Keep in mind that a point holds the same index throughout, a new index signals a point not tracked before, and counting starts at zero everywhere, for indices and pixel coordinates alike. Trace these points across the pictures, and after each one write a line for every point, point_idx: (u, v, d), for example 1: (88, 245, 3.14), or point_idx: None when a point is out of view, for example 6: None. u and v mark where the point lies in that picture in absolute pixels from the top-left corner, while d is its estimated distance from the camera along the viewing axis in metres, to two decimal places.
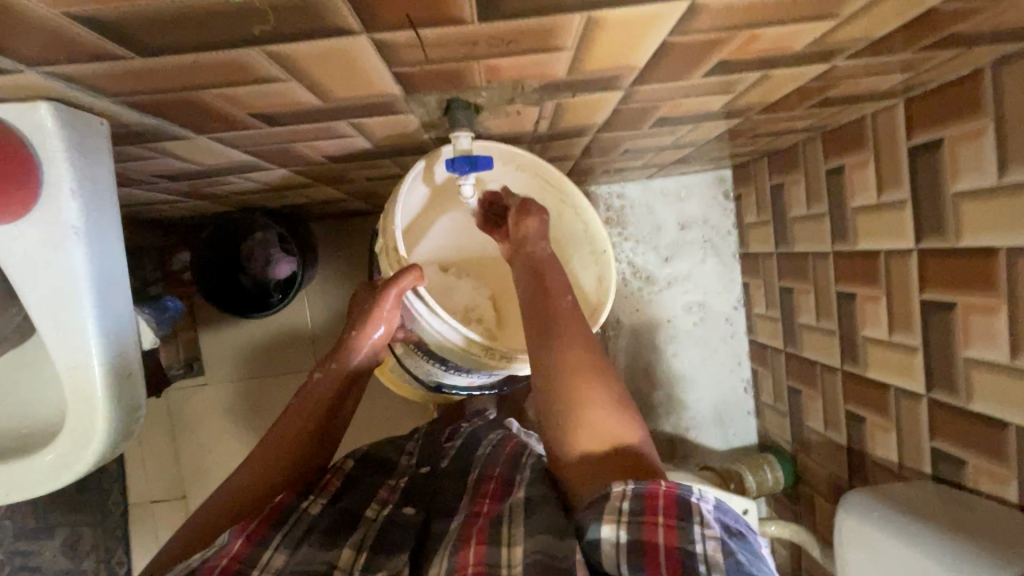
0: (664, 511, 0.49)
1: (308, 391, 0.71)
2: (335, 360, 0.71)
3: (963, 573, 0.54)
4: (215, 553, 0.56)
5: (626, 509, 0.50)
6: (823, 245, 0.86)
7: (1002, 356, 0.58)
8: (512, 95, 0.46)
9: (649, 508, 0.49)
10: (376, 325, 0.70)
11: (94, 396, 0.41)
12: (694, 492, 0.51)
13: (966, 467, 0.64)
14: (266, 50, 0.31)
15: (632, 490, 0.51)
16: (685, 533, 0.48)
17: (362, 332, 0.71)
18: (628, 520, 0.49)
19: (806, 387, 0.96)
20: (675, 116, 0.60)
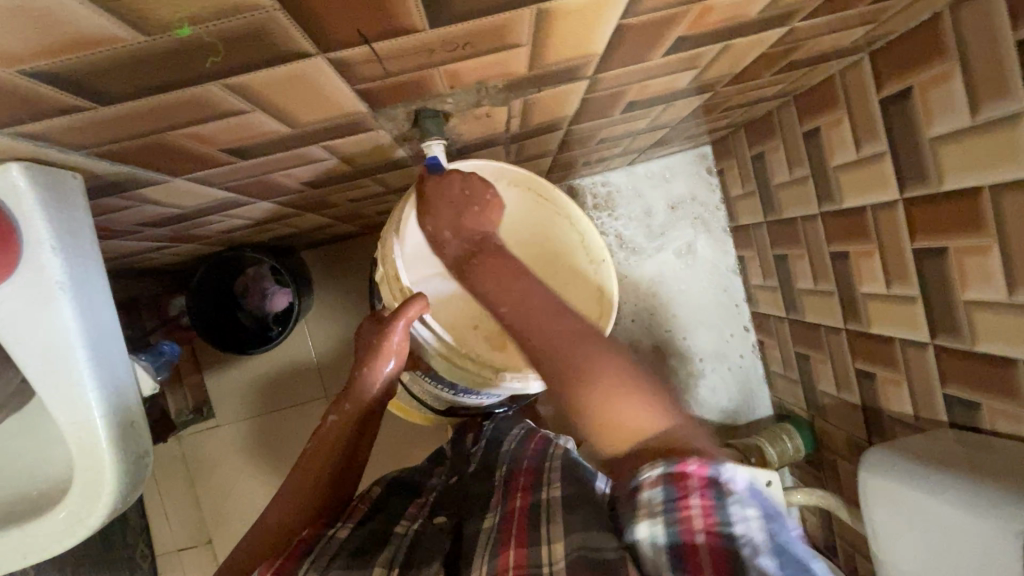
0: (698, 492, 0.50)
1: (323, 434, 0.69)
2: (345, 402, 0.68)
3: (988, 516, 0.53)
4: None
5: (659, 498, 0.50)
6: (810, 207, 0.87)
7: (999, 294, 0.58)
8: (478, 98, 0.46)
9: (682, 492, 0.50)
10: (381, 359, 0.67)
11: (99, 447, 0.41)
12: (725, 470, 0.52)
13: (980, 410, 0.64)
14: (224, 84, 0.31)
15: (660, 477, 0.51)
16: (723, 515, 0.49)
17: (372, 367, 0.67)
18: (664, 509, 0.50)
19: (814, 351, 0.96)
20: (644, 98, 0.60)
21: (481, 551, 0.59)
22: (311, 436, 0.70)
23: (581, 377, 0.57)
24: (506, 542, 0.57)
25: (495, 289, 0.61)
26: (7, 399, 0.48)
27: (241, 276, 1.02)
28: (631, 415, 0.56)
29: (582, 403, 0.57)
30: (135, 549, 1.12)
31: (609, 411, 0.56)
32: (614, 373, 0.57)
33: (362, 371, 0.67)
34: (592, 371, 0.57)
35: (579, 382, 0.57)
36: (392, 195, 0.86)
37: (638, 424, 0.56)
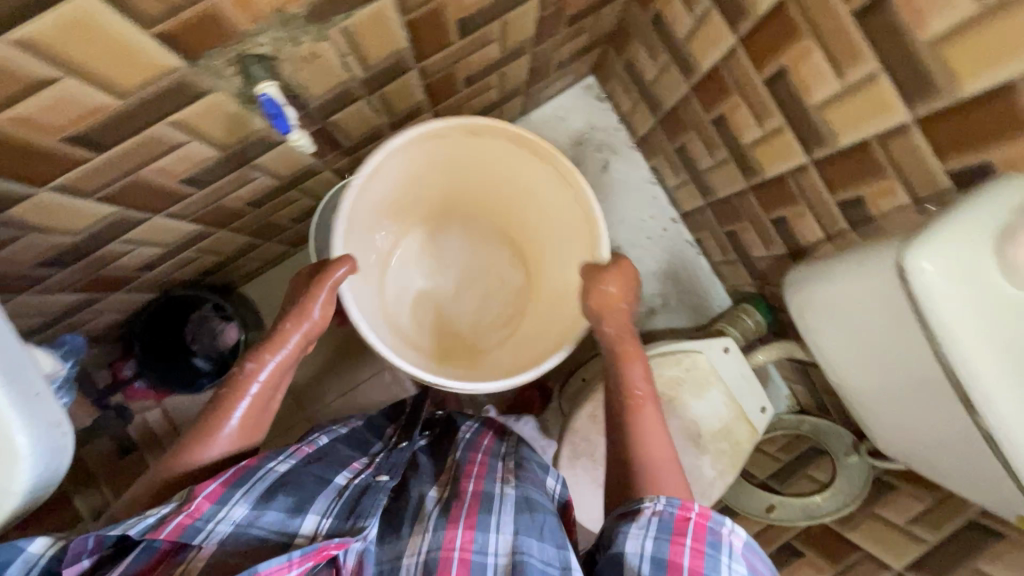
0: (694, 537, 0.56)
1: (242, 380, 0.67)
2: (269, 351, 0.69)
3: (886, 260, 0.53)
4: (172, 510, 0.57)
5: (654, 526, 0.57)
6: (681, 88, 0.91)
7: (832, 85, 0.62)
8: (291, 33, 0.50)
9: (678, 531, 0.57)
10: (308, 311, 0.71)
11: (7, 422, 0.39)
12: (727, 523, 0.57)
13: (864, 200, 0.68)
14: (12, 40, 0.35)
15: (662, 511, 0.58)
16: (713, 561, 0.55)
17: (296, 322, 0.71)
18: (657, 537, 0.56)
19: (736, 222, 1.00)
20: (469, 13, 0.65)
21: (422, 527, 0.63)
22: (223, 382, 0.67)
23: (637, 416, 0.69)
24: (454, 518, 0.62)
25: (635, 375, 0.72)
26: None
27: (186, 324, 1.03)
28: (675, 485, 0.63)
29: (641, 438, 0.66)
30: None
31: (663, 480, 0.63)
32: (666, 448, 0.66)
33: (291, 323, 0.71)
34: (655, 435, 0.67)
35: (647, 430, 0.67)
36: (298, 195, 0.88)
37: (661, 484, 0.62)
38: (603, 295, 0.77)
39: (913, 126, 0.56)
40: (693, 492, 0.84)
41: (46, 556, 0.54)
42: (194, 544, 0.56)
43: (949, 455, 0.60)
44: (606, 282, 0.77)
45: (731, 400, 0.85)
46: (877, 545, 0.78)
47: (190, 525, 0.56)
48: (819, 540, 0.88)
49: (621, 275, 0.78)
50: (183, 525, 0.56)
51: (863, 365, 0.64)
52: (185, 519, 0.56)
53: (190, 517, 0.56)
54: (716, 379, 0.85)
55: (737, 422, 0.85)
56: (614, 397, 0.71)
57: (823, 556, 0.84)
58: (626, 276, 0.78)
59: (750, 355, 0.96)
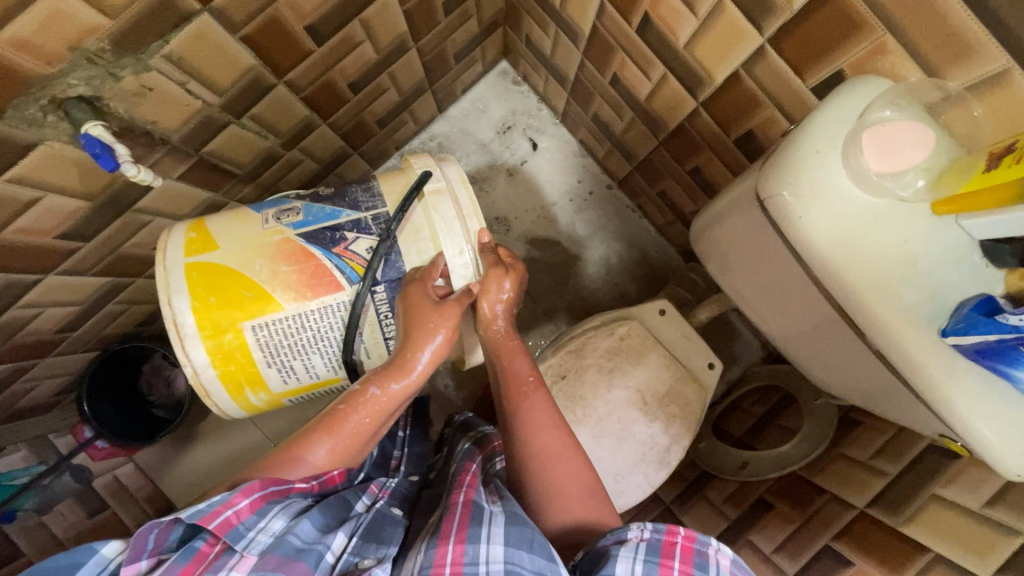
0: (680, 560, 0.52)
1: (357, 402, 0.61)
2: (395, 378, 0.63)
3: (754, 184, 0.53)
4: (221, 506, 0.51)
5: (644, 549, 0.52)
6: (575, 55, 0.89)
7: (691, 22, 0.60)
8: (105, 70, 0.49)
9: (666, 554, 0.52)
10: (432, 335, 0.64)
11: None
12: (712, 543, 0.53)
13: (755, 134, 0.65)
14: None
15: (651, 537, 0.53)
16: None
17: (419, 343, 0.63)
18: (645, 560, 0.51)
19: (661, 180, 0.97)
20: (315, 18, 0.64)
21: (423, 541, 0.57)
22: (344, 397, 0.62)
23: (525, 393, 0.67)
24: (446, 532, 0.55)
25: (515, 364, 0.69)
26: None
27: (142, 374, 1.05)
28: (576, 503, 0.62)
29: (530, 417, 0.65)
30: None
31: (570, 499, 0.62)
32: (558, 438, 0.64)
33: (416, 345, 0.63)
34: (543, 417, 0.65)
35: (530, 406, 0.66)
36: None
37: (576, 489, 0.62)
38: (489, 296, 0.70)
39: (767, 48, 0.54)
40: (651, 462, 0.82)
41: (116, 561, 0.50)
42: (237, 549, 0.50)
43: (870, 388, 0.57)
44: (494, 281, 0.69)
45: (674, 362, 0.83)
46: (845, 486, 0.76)
47: (233, 528, 0.51)
48: (792, 489, 0.85)
49: (517, 282, 0.72)
50: (228, 524, 0.50)
51: (780, 318, 0.62)
52: (231, 517, 0.51)
53: (236, 518, 0.51)
54: (653, 341, 0.83)
55: (685, 383, 0.83)
56: (504, 392, 0.68)
57: (794, 506, 0.81)
58: (515, 291, 0.71)
59: (695, 313, 0.94)
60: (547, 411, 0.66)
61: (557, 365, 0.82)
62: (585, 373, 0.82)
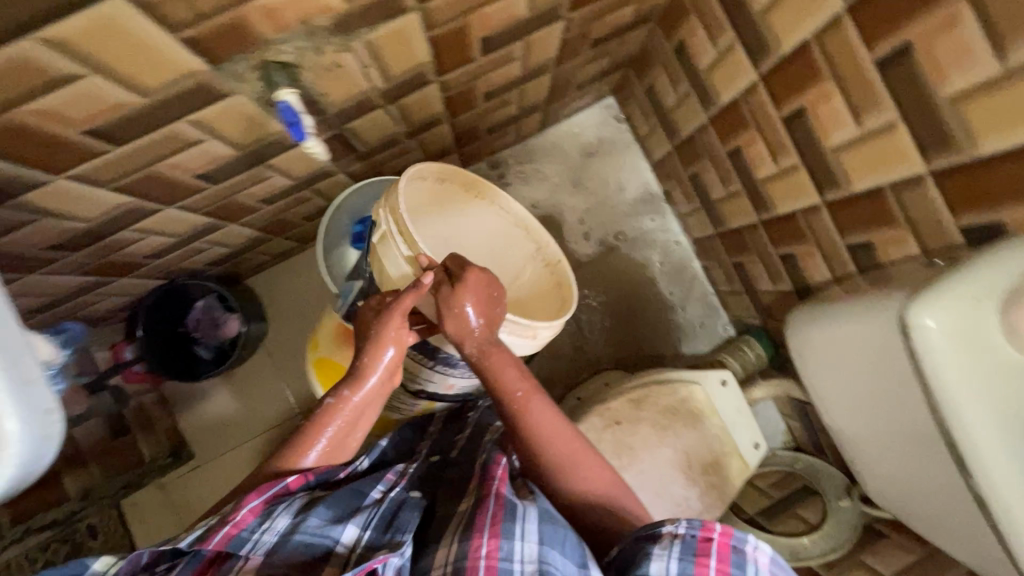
0: (718, 558, 0.54)
1: (330, 411, 0.67)
2: (351, 386, 0.67)
3: (869, 312, 0.55)
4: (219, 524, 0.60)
5: (678, 547, 0.54)
6: (699, 117, 0.91)
7: (852, 131, 0.62)
8: (315, 44, 0.50)
9: (701, 552, 0.54)
10: (383, 347, 0.67)
11: None
12: (750, 540, 0.55)
13: (875, 247, 0.67)
14: (43, 40, 0.36)
15: (685, 534, 0.55)
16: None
17: (372, 357, 0.68)
18: (680, 554, 0.54)
19: (744, 254, 1.00)
20: (493, 32, 0.66)
21: (450, 533, 0.62)
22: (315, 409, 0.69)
23: (523, 400, 0.67)
24: (479, 526, 0.59)
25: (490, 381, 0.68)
26: None
27: (190, 313, 1.04)
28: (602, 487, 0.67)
29: (534, 425, 0.67)
30: None
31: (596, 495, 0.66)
32: (567, 438, 0.67)
33: (364, 356, 0.68)
34: (545, 424, 0.67)
35: (529, 415, 0.67)
36: (310, 195, 0.89)
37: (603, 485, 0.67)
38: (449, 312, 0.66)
39: (927, 179, 0.56)
40: None
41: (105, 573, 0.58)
42: (241, 555, 0.59)
43: (915, 498, 0.62)
44: (458, 300, 0.65)
45: (725, 434, 0.85)
46: None
47: (236, 536, 0.60)
48: None
49: (476, 291, 0.65)
50: (229, 535, 0.59)
51: (845, 415, 0.65)
52: (231, 530, 0.60)
53: (235, 528, 0.60)
54: (710, 409, 0.85)
55: (730, 457, 0.85)
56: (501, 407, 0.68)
57: None
58: (482, 285, 0.66)
59: None
60: (544, 414, 0.67)
61: (613, 410, 0.83)
62: (639, 424, 0.83)
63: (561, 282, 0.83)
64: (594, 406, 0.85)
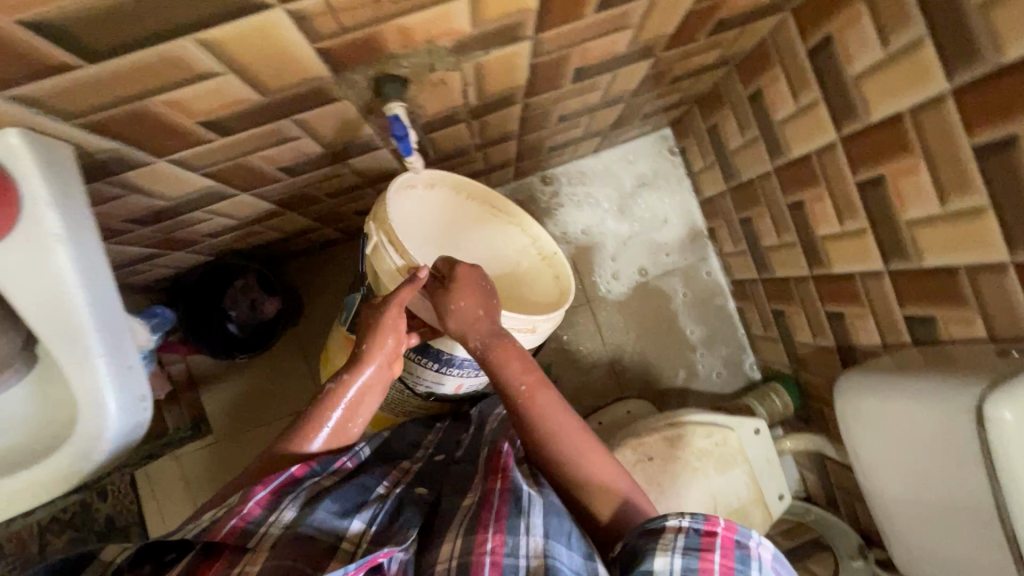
0: (721, 551, 0.52)
1: (325, 401, 0.64)
2: (348, 371, 0.64)
3: (948, 391, 0.56)
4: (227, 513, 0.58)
5: (683, 543, 0.51)
6: (764, 165, 0.92)
7: (934, 208, 0.62)
8: (431, 61, 0.51)
9: (706, 547, 0.52)
10: (382, 335, 0.64)
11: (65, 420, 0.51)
12: (754, 537, 0.54)
13: (936, 323, 0.67)
14: (197, 40, 0.36)
15: (689, 527, 0.52)
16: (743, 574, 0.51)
17: (372, 344, 0.64)
18: (685, 550, 0.51)
19: (787, 304, 1.00)
20: (589, 63, 0.66)
21: (456, 527, 0.59)
22: (309, 402, 0.65)
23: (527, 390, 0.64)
24: (485, 522, 0.57)
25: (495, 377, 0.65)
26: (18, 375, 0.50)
27: (229, 290, 1.01)
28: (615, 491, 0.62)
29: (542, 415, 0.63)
30: None
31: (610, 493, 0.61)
32: (577, 432, 0.63)
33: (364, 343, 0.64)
34: (554, 417, 0.63)
35: (536, 406, 0.64)
36: (370, 191, 0.89)
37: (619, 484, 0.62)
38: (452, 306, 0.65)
39: (1009, 268, 0.57)
40: None
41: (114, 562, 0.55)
42: (249, 546, 0.56)
43: (952, 562, 0.63)
44: (458, 291, 0.65)
45: (751, 482, 0.85)
46: None
47: (243, 529, 0.57)
48: None
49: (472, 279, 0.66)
50: (236, 527, 0.57)
51: (890, 479, 0.67)
52: (239, 521, 0.57)
53: (242, 521, 0.58)
54: (740, 455, 0.85)
55: (754, 505, 0.85)
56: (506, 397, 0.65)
57: None
58: (476, 275, 0.66)
59: None
60: (551, 402, 0.64)
61: (646, 445, 0.84)
62: (670, 462, 0.83)
63: (560, 277, 0.80)
64: (626, 437, 0.85)
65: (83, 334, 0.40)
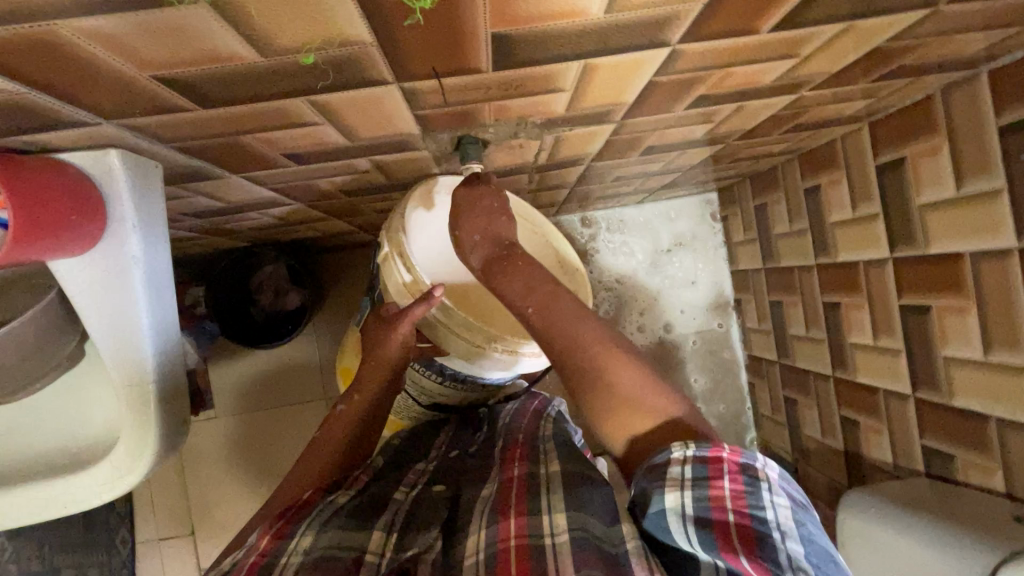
0: (731, 476, 0.46)
1: (332, 422, 0.66)
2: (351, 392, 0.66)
3: (955, 548, 0.57)
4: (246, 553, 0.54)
5: (688, 474, 0.46)
6: (807, 258, 0.92)
7: (976, 353, 0.62)
8: (516, 130, 0.51)
9: (713, 474, 0.46)
10: (387, 353, 0.64)
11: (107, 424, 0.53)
12: (758, 458, 0.47)
13: (954, 461, 0.67)
14: (308, 100, 0.36)
15: (693, 457, 0.46)
16: (756, 497, 0.45)
17: (382, 360, 0.65)
18: (693, 482, 0.45)
19: (802, 395, 1.00)
20: (661, 144, 0.66)
21: (478, 518, 0.58)
22: (321, 424, 0.67)
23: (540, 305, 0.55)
24: (507, 509, 0.57)
25: (512, 301, 0.56)
26: (60, 362, 0.52)
27: (258, 274, 1.04)
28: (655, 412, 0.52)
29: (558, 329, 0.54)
30: (117, 534, 1.11)
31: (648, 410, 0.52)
32: (598, 338, 0.54)
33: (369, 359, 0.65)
34: (569, 323, 0.54)
35: (551, 317, 0.55)
36: None
37: (650, 399, 0.52)
38: (466, 236, 0.58)
39: None
40: None
41: None
42: None
43: None
44: (470, 217, 0.57)
45: None
46: None
47: (262, 563, 0.53)
48: None
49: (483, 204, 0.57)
50: (256, 564, 0.52)
51: None
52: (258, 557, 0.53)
53: (261, 557, 0.53)
54: None
55: None
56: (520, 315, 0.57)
57: None
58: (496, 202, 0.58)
59: None
60: (569, 308, 0.55)
61: None
62: None
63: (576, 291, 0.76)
64: None
65: (140, 357, 0.45)
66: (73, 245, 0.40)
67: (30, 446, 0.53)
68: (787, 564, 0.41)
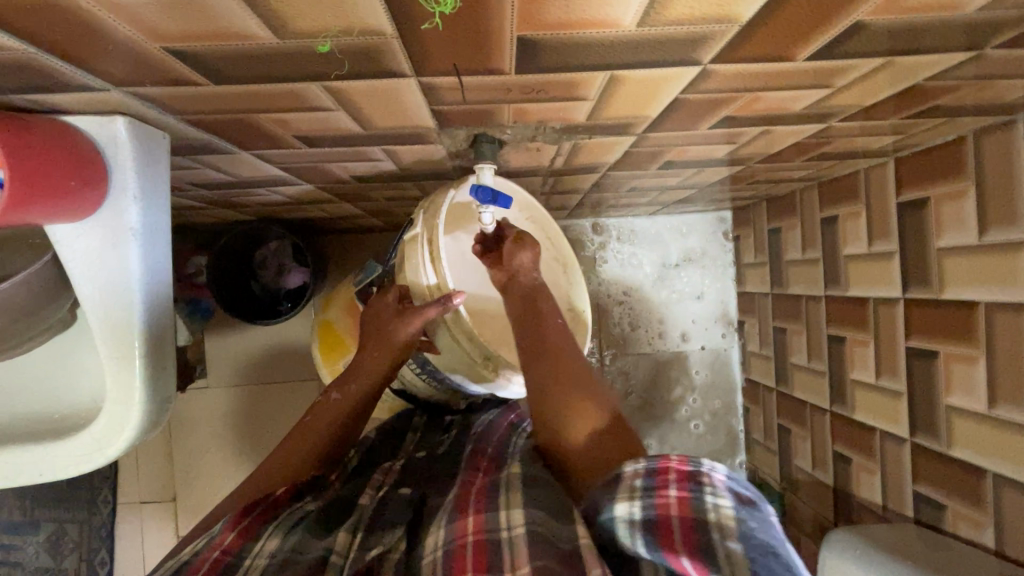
0: (676, 483, 0.45)
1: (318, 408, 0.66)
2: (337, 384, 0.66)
3: None
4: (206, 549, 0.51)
5: (638, 485, 0.45)
6: (816, 289, 0.91)
7: (980, 405, 0.61)
8: (534, 134, 0.50)
9: (660, 484, 0.45)
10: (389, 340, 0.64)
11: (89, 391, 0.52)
12: (705, 462, 0.47)
13: (946, 511, 0.66)
14: (323, 86, 0.35)
15: (643, 470, 0.46)
16: (698, 500, 0.43)
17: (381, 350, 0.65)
18: (643, 493, 0.44)
19: (796, 426, 0.98)
20: (681, 160, 0.64)
21: (438, 515, 0.56)
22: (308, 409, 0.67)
23: None
24: (466, 508, 0.54)
25: None
26: (53, 324, 0.52)
27: (263, 249, 1.03)
28: None
29: None
30: (99, 493, 1.12)
31: None
32: None
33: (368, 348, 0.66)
34: None
35: None
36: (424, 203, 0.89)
37: None
38: None
39: None
40: None
41: None
42: None
43: None
44: None
45: None
46: None
47: (225, 563, 0.49)
48: None
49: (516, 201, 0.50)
50: (219, 561, 0.49)
51: None
52: (222, 555, 0.50)
53: (225, 555, 0.50)
54: None
55: None
56: None
57: None
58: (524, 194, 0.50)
59: None
60: None
61: None
62: None
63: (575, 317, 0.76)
64: None
65: (129, 329, 0.45)
66: (79, 208, 0.39)
67: (15, 407, 0.53)
68: (723, 559, 0.40)
